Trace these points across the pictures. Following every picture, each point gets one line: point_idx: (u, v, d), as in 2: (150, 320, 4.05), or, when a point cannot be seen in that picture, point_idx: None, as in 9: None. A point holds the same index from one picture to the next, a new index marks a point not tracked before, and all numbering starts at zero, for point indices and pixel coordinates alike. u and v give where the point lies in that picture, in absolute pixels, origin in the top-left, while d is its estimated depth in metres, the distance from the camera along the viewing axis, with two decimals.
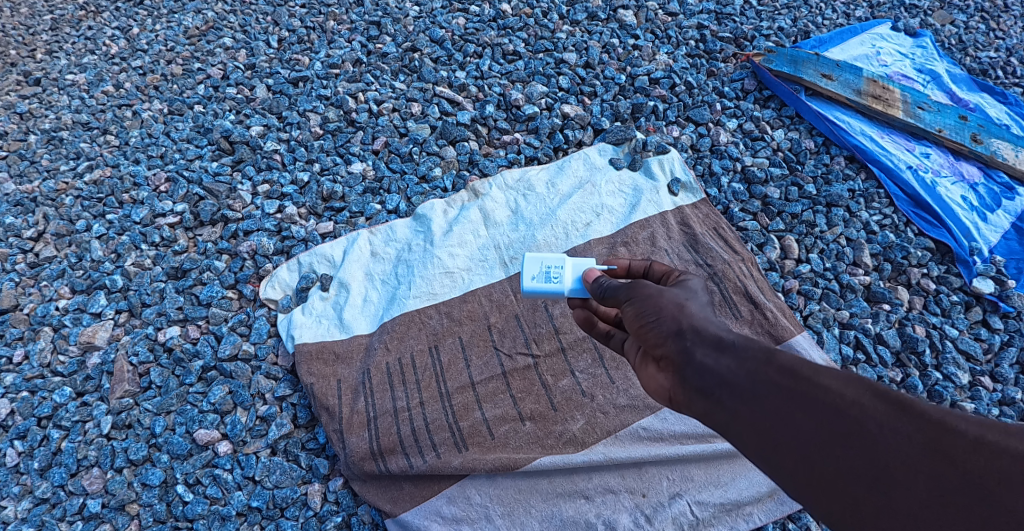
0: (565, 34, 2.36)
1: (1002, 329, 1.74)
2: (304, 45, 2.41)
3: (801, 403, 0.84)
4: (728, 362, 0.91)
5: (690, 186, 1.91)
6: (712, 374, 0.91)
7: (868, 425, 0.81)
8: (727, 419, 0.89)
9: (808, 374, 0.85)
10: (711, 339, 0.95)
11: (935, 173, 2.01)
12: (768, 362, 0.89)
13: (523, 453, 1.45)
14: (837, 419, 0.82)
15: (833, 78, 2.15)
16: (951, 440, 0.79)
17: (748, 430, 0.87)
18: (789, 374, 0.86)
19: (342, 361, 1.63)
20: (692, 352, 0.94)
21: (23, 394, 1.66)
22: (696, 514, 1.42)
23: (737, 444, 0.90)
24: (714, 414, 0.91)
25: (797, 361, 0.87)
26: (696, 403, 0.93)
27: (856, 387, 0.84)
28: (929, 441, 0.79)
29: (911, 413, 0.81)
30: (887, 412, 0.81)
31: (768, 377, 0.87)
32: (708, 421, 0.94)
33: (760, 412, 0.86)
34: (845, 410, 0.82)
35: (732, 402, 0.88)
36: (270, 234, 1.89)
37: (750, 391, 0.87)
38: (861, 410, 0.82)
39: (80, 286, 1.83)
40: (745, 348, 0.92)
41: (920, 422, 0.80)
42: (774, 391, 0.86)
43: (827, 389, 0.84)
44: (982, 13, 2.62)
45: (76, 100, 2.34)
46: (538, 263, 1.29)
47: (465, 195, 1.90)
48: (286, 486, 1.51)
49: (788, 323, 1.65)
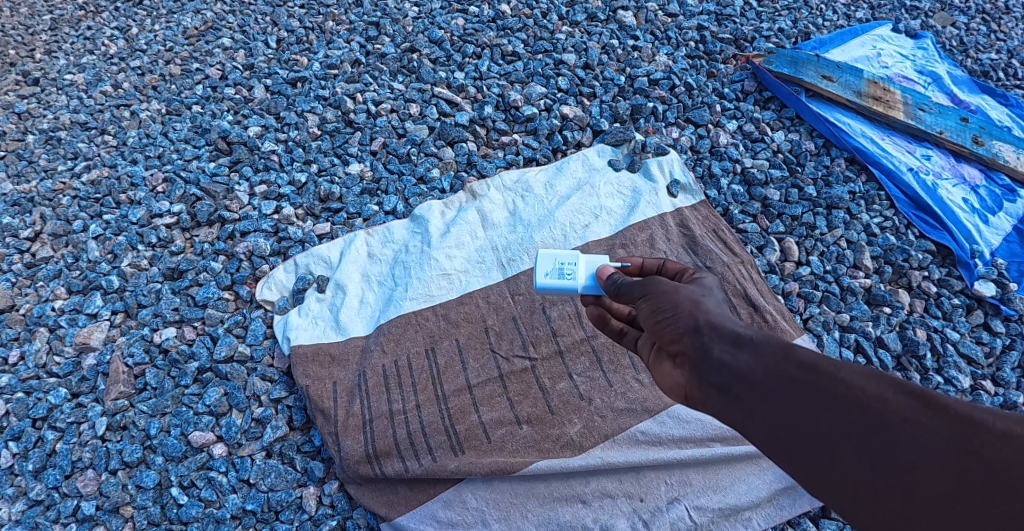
0: (564, 35, 2.34)
1: (1003, 332, 1.73)
2: (303, 45, 2.40)
3: (825, 400, 0.83)
4: (747, 358, 0.89)
5: (689, 187, 1.90)
6: (730, 370, 0.90)
7: (894, 421, 0.81)
8: (745, 415, 0.88)
9: (829, 370, 0.84)
10: (729, 335, 0.93)
11: (937, 175, 2.00)
12: (787, 358, 0.87)
13: (520, 457, 1.44)
14: (862, 415, 0.81)
15: (834, 79, 2.14)
16: (974, 433, 0.81)
17: (767, 427, 0.86)
18: (809, 369, 0.85)
19: (337, 364, 1.61)
20: (709, 347, 0.93)
21: (19, 395, 1.65)
22: (694, 519, 1.40)
23: (755, 442, 0.88)
24: (731, 411, 0.89)
25: (818, 357, 0.86)
26: (712, 399, 0.92)
27: (879, 382, 0.83)
28: (953, 436, 0.80)
29: (936, 408, 0.82)
30: (912, 408, 0.81)
31: (788, 373, 0.86)
32: (725, 419, 0.92)
33: (779, 409, 0.85)
34: (870, 406, 0.81)
35: (750, 398, 0.87)
36: (267, 234, 1.88)
37: (769, 388, 0.86)
38: (886, 406, 0.82)
39: (77, 286, 1.82)
40: (763, 343, 0.90)
41: (944, 417, 0.81)
42: (795, 388, 0.84)
43: (849, 385, 0.83)
44: (983, 15, 2.60)
45: (74, 100, 2.33)
46: (551, 259, 1.27)
47: (463, 196, 1.90)
48: (280, 489, 1.49)
49: (788, 326, 1.64)
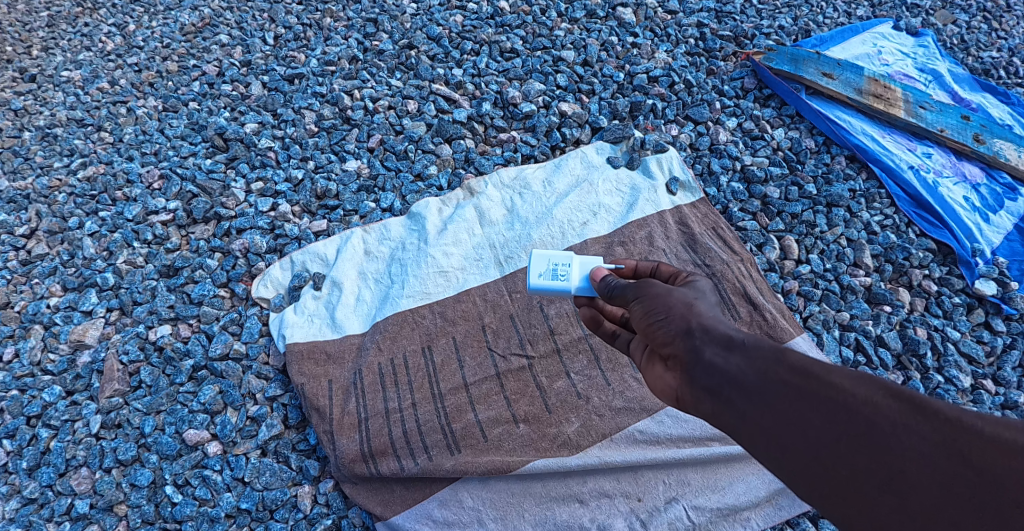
0: (564, 31, 2.33)
1: (1004, 331, 1.72)
2: (301, 41, 2.38)
3: (814, 403, 0.82)
4: (738, 361, 0.88)
5: (689, 185, 1.89)
6: (721, 373, 0.89)
7: (883, 425, 0.79)
8: (735, 418, 0.87)
9: (820, 373, 0.84)
10: (721, 338, 0.92)
11: (937, 173, 1.99)
12: (778, 361, 0.87)
13: (517, 456, 1.43)
14: (851, 419, 0.80)
15: (834, 76, 2.12)
16: (964, 437, 0.79)
17: (757, 431, 0.85)
18: (799, 373, 0.85)
19: (333, 362, 1.60)
20: (701, 351, 0.92)
21: (13, 392, 1.64)
22: (693, 519, 1.39)
23: (747, 446, 0.87)
24: (722, 415, 0.89)
25: (808, 361, 0.86)
26: (703, 403, 0.91)
27: (868, 386, 0.82)
28: (943, 441, 0.78)
29: (925, 412, 0.80)
30: (901, 411, 0.80)
31: (779, 377, 0.85)
32: (717, 423, 0.91)
33: (769, 413, 0.84)
34: (859, 410, 0.81)
35: (742, 403, 0.86)
36: (264, 231, 1.87)
37: (761, 391, 0.85)
38: (875, 409, 0.80)
39: (73, 284, 1.81)
40: (754, 347, 0.89)
41: (935, 422, 0.79)
42: (786, 392, 0.84)
43: (839, 388, 0.82)
44: (984, 13, 2.59)
45: (71, 97, 2.31)
46: (544, 260, 1.26)
47: (461, 193, 1.89)
48: (275, 488, 1.48)
49: (787, 324, 1.62)
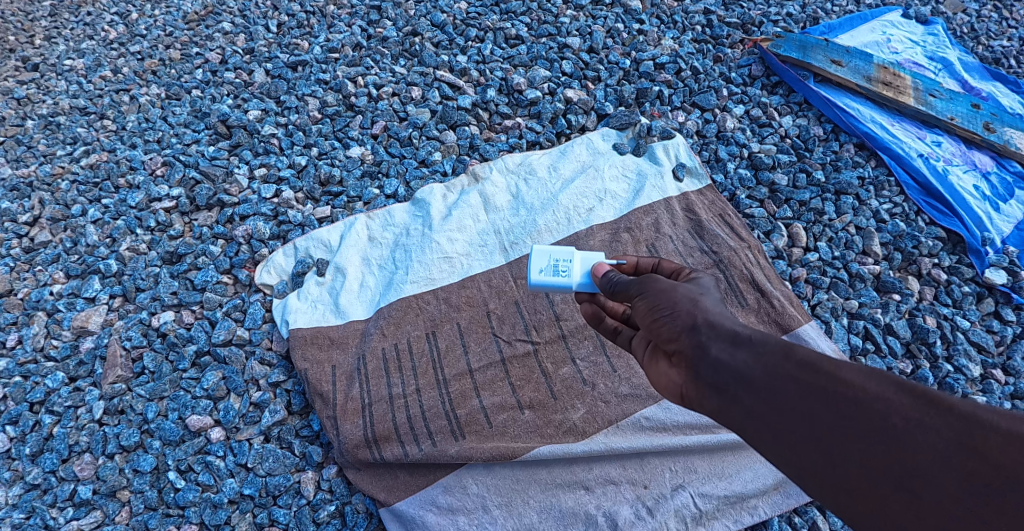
0: (568, 18, 2.30)
1: (1014, 321, 1.69)
2: (304, 29, 2.37)
3: (822, 397, 0.80)
4: (744, 356, 0.87)
5: (696, 171, 1.87)
6: (727, 369, 0.87)
7: (894, 420, 0.78)
8: (742, 415, 0.86)
9: (827, 368, 0.82)
10: (727, 334, 0.90)
11: (947, 161, 1.96)
12: (786, 357, 0.85)
13: (522, 443, 1.42)
14: (861, 414, 0.79)
15: (843, 64, 2.10)
16: (980, 431, 0.77)
17: (766, 424, 0.83)
18: (807, 368, 0.83)
19: (337, 347, 1.59)
20: (707, 346, 0.90)
21: (16, 379, 1.63)
22: (699, 506, 1.38)
23: (754, 442, 0.86)
24: (730, 411, 0.87)
25: (816, 355, 0.84)
26: (710, 399, 0.89)
27: (877, 380, 0.81)
28: (958, 436, 0.77)
29: (937, 407, 0.79)
30: (912, 406, 0.79)
31: (787, 372, 0.83)
32: (723, 418, 0.90)
33: (777, 408, 0.82)
34: (869, 405, 0.79)
35: (749, 397, 0.85)
36: (267, 218, 1.85)
37: (769, 389, 0.84)
38: (887, 405, 0.79)
39: (75, 271, 1.80)
40: (763, 343, 0.88)
41: (948, 417, 0.78)
42: (794, 387, 0.82)
43: (848, 384, 0.81)
44: (995, 2, 2.55)
45: (74, 85, 2.30)
46: (545, 255, 1.22)
47: (465, 179, 1.87)
48: (278, 473, 1.47)
49: (796, 312, 1.60)
